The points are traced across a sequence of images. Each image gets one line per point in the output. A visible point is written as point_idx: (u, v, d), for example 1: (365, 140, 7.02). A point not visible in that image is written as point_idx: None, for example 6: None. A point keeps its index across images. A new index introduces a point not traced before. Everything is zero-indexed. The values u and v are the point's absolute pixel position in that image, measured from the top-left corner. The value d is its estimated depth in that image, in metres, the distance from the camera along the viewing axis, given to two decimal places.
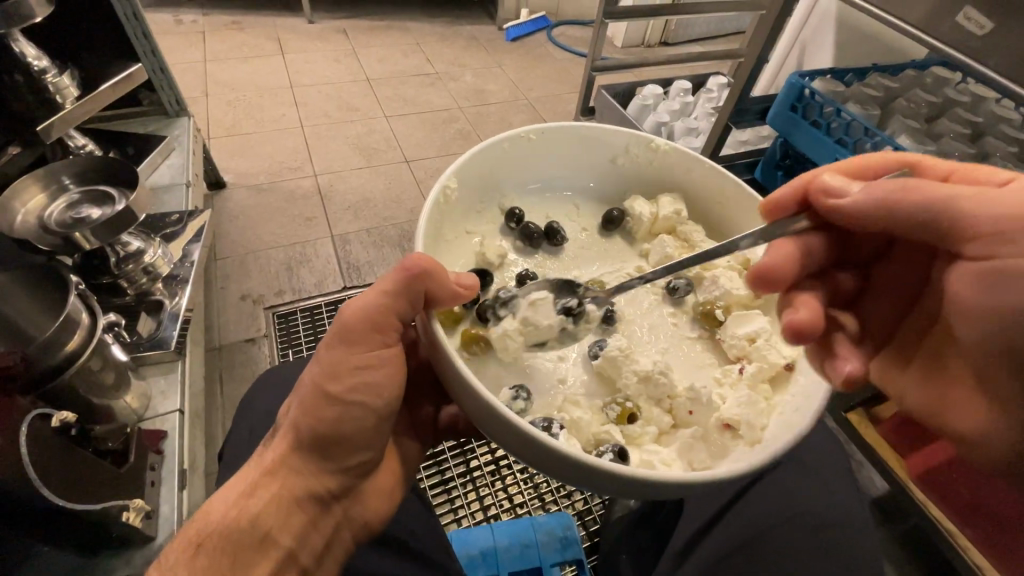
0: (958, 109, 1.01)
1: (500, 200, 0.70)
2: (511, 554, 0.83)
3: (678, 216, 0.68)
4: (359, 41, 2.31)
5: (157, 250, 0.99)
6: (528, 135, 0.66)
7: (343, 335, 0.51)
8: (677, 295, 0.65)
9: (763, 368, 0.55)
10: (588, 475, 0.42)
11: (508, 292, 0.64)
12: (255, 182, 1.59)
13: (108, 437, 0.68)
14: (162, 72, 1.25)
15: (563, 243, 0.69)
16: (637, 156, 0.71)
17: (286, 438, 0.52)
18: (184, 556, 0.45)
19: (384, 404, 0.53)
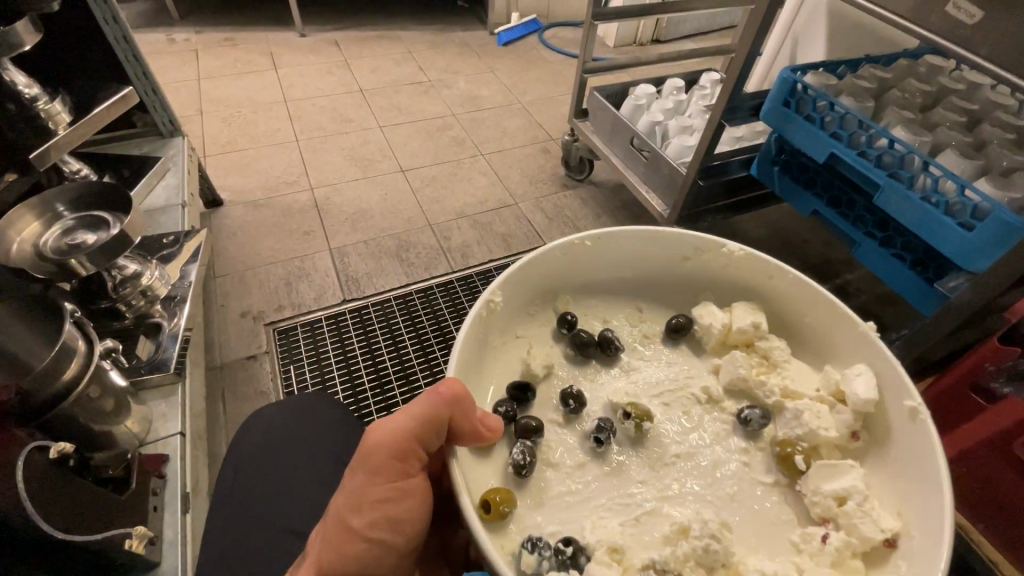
0: (953, 97, 1.00)
1: (558, 306, 0.83)
2: None
3: (756, 330, 0.75)
4: (351, 52, 2.31)
5: (154, 272, 0.99)
6: (586, 244, 0.79)
7: (365, 466, 0.51)
8: (750, 428, 0.69)
9: (856, 542, 0.56)
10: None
11: (557, 411, 0.73)
12: (252, 198, 1.59)
13: (107, 465, 0.71)
14: (154, 93, 1.25)
15: (615, 354, 0.78)
16: (707, 259, 0.81)
17: (310, 571, 0.50)
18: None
19: (403, 540, 0.53)
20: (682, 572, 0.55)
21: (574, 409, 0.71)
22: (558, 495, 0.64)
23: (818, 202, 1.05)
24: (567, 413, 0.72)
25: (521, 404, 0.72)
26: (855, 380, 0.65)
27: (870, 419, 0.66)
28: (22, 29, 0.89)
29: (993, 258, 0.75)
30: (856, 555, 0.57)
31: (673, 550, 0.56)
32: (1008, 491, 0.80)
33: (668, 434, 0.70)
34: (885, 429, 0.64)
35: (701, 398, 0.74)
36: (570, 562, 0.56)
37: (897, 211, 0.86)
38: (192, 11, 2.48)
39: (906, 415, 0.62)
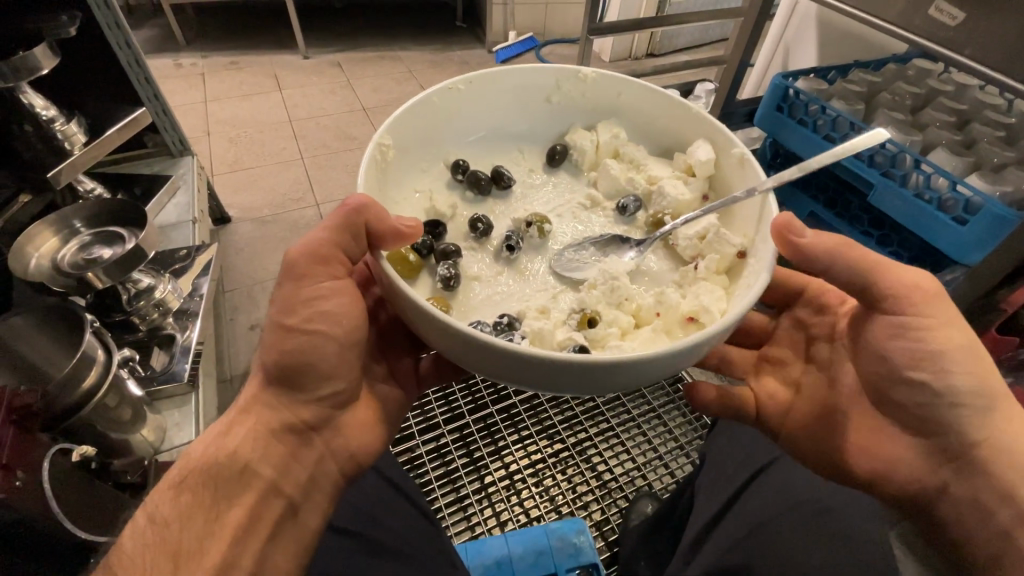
0: (942, 98, 1.02)
1: (444, 154, 0.69)
2: (525, 563, 0.85)
3: (618, 139, 0.69)
4: (353, 72, 2.37)
5: (168, 285, 1.01)
6: (456, 86, 0.65)
7: (291, 274, 0.54)
8: (628, 214, 0.66)
9: (715, 260, 0.57)
10: (560, 375, 0.44)
11: (464, 238, 0.66)
12: (260, 214, 1.62)
13: (126, 471, 0.75)
14: (165, 114, 1.29)
15: (511, 184, 0.69)
16: (569, 89, 0.70)
17: (257, 378, 0.57)
18: (168, 493, 0.52)
19: (342, 333, 0.56)
20: (598, 309, 0.57)
21: (484, 231, 0.64)
22: (486, 297, 0.61)
23: (814, 204, 1.07)
24: (475, 239, 0.65)
25: (438, 242, 0.65)
26: (697, 151, 0.63)
27: (715, 179, 0.65)
28: (40, 54, 0.92)
29: (988, 250, 0.77)
30: (724, 272, 0.58)
31: (586, 293, 0.57)
32: None
33: (557, 237, 0.65)
34: (724, 181, 0.63)
35: (585, 204, 0.69)
36: (507, 328, 0.56)
37: (891, 209, 0.88)
38: (198, 37, 2.55)
39: (737, 161, 0.61)
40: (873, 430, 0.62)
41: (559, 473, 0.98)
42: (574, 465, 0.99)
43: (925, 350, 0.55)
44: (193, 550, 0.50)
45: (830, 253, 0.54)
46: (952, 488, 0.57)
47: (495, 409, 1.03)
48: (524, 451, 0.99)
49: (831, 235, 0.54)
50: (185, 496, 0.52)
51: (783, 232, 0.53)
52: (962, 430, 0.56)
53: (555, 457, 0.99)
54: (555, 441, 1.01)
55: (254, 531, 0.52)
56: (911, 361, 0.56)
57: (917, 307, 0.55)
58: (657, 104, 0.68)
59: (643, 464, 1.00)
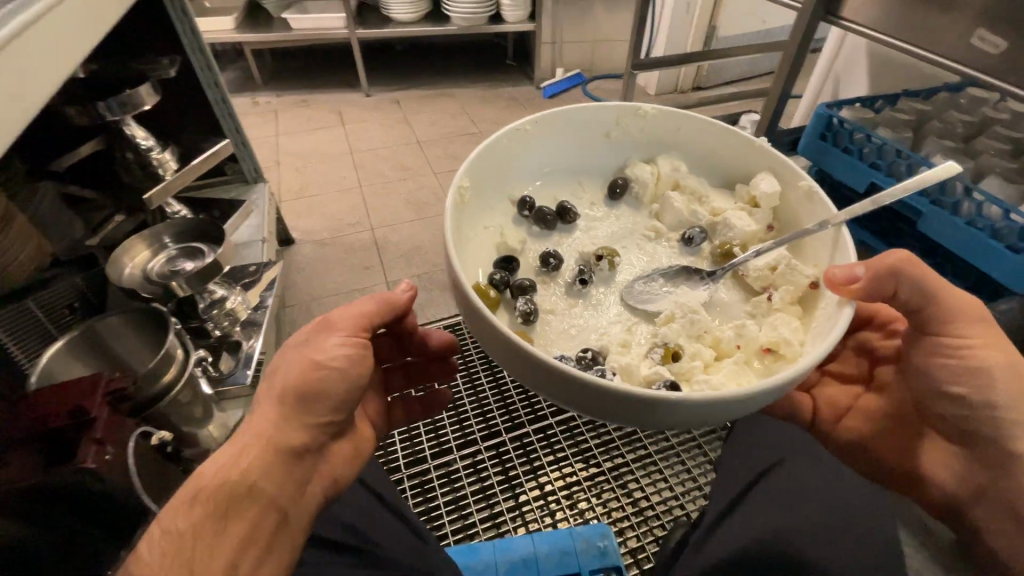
0: (996, 126, 1.00)
1: (507, 190, 0.71)
2: (552, 562, 0.84)
3: (677, 170, 0.71)
4: (410, 108, 2.54)
5: (237, 297, 1.12)
6: (526, 127, 0.66)
7: (323, 326, 0.58)
8: (694, 245, 0.68)
9: (788, 291, 0.58)
10: (641, 410, 0.44)
11: (535, 271, 0.68)
12: (320, 237, 1.75)
13: (194, 459, 0.83)
14: (245, 146, 1.44)
15: (576, 219, 0.72)
16: (628, 126, 0.71)
17: (272, 405, 0.55)
18: (182, 508, 0.49)
19: (360, 372, 0.57)
20: (680, 343, 0.57)
21: (557, 265, 0.67)
22: (560, 330, 0.62)
23: (866, 232, 1.06)
24: (547, 273, 0.67)
25: (512, 275, 0.68)
26: (761, 183, 0.64)
27: (778, 210, 0.66)
28: (144, 92, 1.07)
29: None
30: (796, 303, 0.59)
31: (668, 327, 0.57)
32: None
33: (625, 271, 0.66)
34: (790, 212, 0.65)
35: (649, 235, 0.71)
36: (591, 362, 0.56)
37: (943, 236, 0.86)
38: (274, 78, 2.81)
39: (803, 194, 0.62)
40: (937, 450, 0.69)
41: (593, 496, 0.96)
42: (608, 489, 0.97)
43: (964, 368, 0.59)
44: (203, 554, 0.47)
45: (887, 278, 0.53)
46: (990, 492, 0.63)
47: (532, 429, 1.03)
48: (559, 472, 0.99)
49: (900, 252, 0.53)
50: (198, 513, 0.49)
51: (838, 281, 0.53)
52: (1004, 445, 0.60)
53: (591, 480, 0.97)
54: (591, 464, 1.00)
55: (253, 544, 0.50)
56: (960, 380, 0.60)
57: (957, 329, 0.58)
58: (721, 139, 0.68)
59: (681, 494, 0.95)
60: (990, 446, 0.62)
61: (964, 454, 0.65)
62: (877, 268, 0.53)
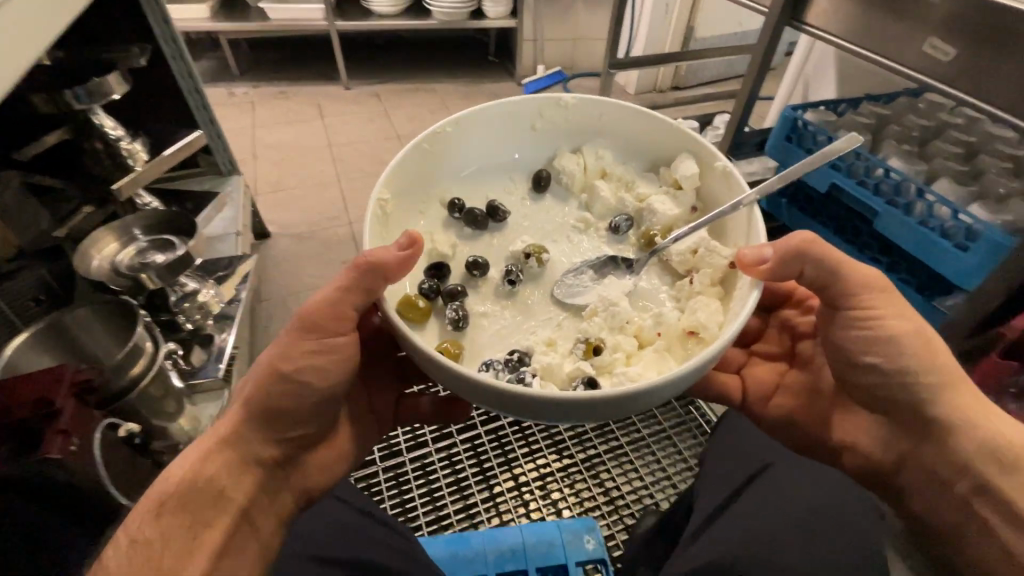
0: (950, 131, 1.05)
1: (437, 194, 0.69)
2: (538, 550, 0.87)
3: (602, 159, 0.70)
4: (391, 102, 2.52)
5: (210, 290, 1.10)
6: (446, 128, 0.64)
7: (303, 324, 0.58)
8: (620, 233, 0.67)
9: (708, 274, 0.57)
10: (566, 410, 0.45)
11: (464, 277, 0.65)
12: (297, 230, 1.74)
13: (163, 453, 0.83)
14: (218, 138, 1.43)
15: (506, 217, 0.69)
16: (552, 117, 0.70)
17: (235, 414, 0.59)
18: (149, 515, 0.53)
19: (325, 384, 0.60)
20: (602, 336, 0.57)
21: (482, 272, 0.64)
22: (496, 331, 0.61)
23: (825, 231, 1.08)
24: (475, 277, 0.65)
25: (443, 282, 0.64)
26: (681, 165, 0.64)
27: (701, 190, 0.65)
28: (115, 80, 1.05)
29: (982, 277, 0.79)
30: (718, 284, 0.57)
31: (589, 322, 0.58)
32: None
33: (556, 262, 0.65)
34: (711, 193, 0.64)
35: (579, 227, 0.69)
36: (519, 364, 0.56)
37: (896, 235, 0.90)
38: (252, 69, 2.77)
39: (720, 174, 0.62)
40: (858, 416, 0.66)
41: (565, 486, 0.99)
42: (581, 479, 0.99)
43: (873, 336, 0.58)
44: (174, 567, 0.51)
45: (791, 260, 0.54)
46: (911, 457, 0.61)
47: (506, 421, 1.05)
48: (533, 464, 1.01)
49: (800, 234, 0.54)
50: (164, 521, 0.53)
51: (753, 264, 0.52)
52: (924, 407, 0.57)
53: (562, 470, 1.00)
54: (564, 455, 1.02)
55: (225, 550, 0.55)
56: (871, 348, 0.59)
57: (860, 299, 0.58)
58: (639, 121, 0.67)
59: (653, 484, 0.98)
60: (892, 404, 0.60)
61: (882, 415, 0.63)
62: (781, 252, 0.53)
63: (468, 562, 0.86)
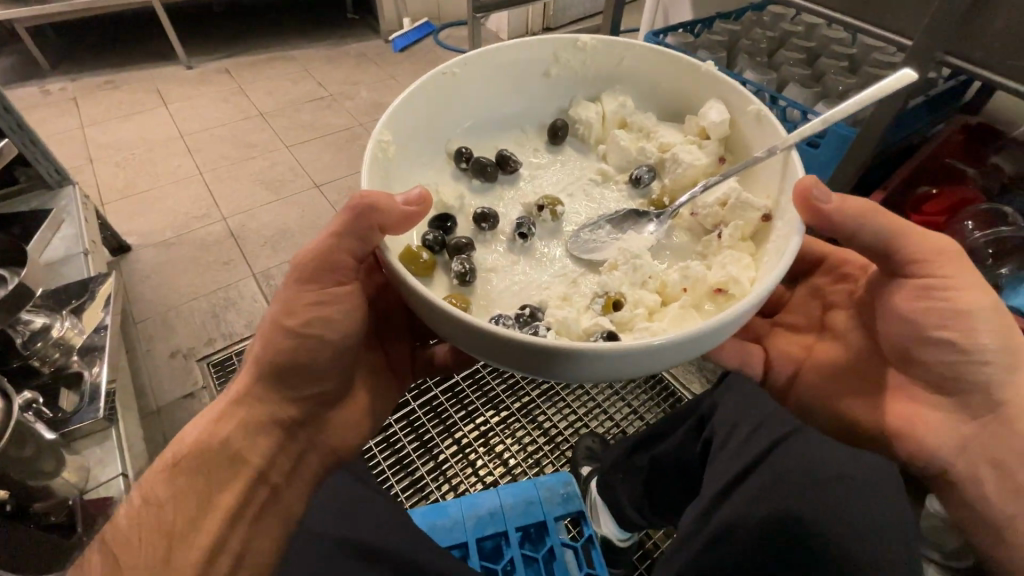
0: (793, 39, 1.13)
1: (446, 143, 0.66)
2: (516, 511, 0.94)
3: (624, 107, 0.68)
4: (245, 78, 2.26)
5: (65, 322, 0.95)
6: (453, 72, 0.62)
7: (300, 276, 0.54)
8: (642, 185, 0.63)
9: (739, 226, 0.55)
10: (548, 359, 0.43)
11: (472, 232, 0.62)
12: (163, 237, 1.55)
13: (49, 513, 0.73)
14: (35, 144, 1.19)
15: (518, 169, 0.66)
16: (568, 62, 0.68)
17: (249, 371, 0.56)
18: (162, 477, 0.53)
19: (338, 337, 0.56)
20: (623, 291, 0.55)
21: (491, 226, 0.61)
22: (504, 288, 0.58)
23: None
24: (484, 232, 0.62)
25: (447, 237, 0.61)
26: (711, 113, 0.62)
27: (730, 139, 0.63)
28: None
29: (830, 171, 0.88)
30: (747, 238, 0.55)
31: (611, 275, 0.55)
32: None
33: (573, 215, 0.63)
34: (742, 140, 0.62)
35: (595, 180, 0.66)
36: (531, 319, 0.54)
37: None
38: (64, 59, 2.34)
39: (753, 119, 0.60)
40: (901, 396, 0.63)
41: (508, 438, 1.08)
42: (521, 427, 1.09)
43: (952, 310, 0.56)
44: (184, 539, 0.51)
45: (851, 215, 0.53)
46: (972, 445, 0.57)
47: (439, 391, 1.12)
48: (473, 424, 1.09)
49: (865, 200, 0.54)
50: (178, 483, 0.52)
51: (807, 200, 0.50)
52: (989, 391, 0.56)
53: (502, 422, 1.09)
54: (501, 408, 1.11)
55: (240, 517, 0.54)
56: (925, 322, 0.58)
57: (940, 269, 0.56)
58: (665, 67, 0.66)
59: (584, 414, 1.11)
60: (977, 393, 0.57)
61: (950, 403, 0.59)
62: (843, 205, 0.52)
63: (449, 531, 0.91)
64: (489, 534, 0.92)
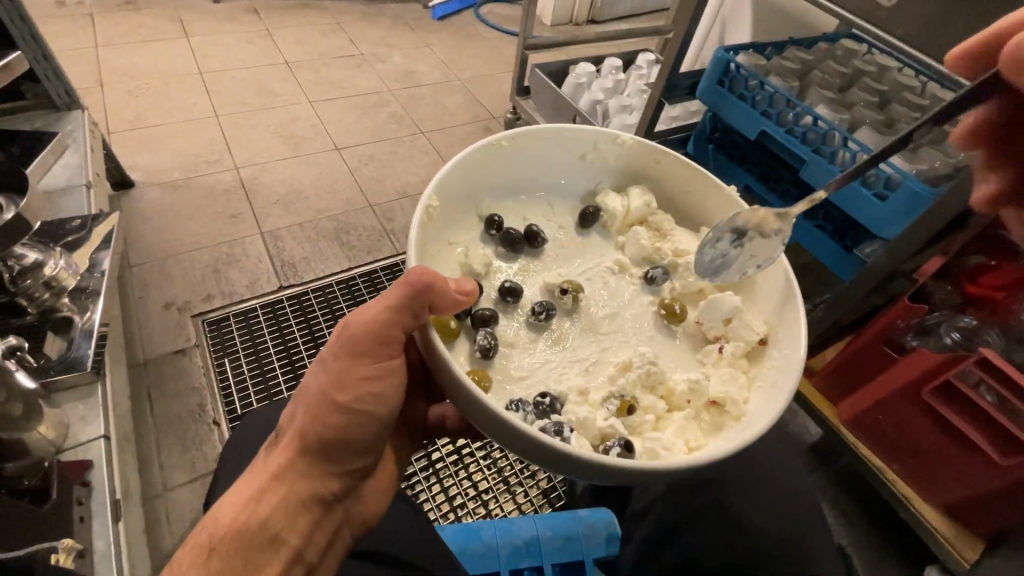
0: (866, 79, 1.08)
1: (478, 206, 0.68)
2: (554, 545, 0.82)
3: (648, 207, 0.69)
4: (273, 21, 2.15)
5: (59, 261, 0.87)
6: (501, 142, 0.63)
7: (348, 347, 0.51)
8: (655, 284, 0.66)
9: (739, 346, 0.58)
10: (576, 465, 0.44)
11: (493, 303, 0.63)
12: (169, 178, 1.46)
13: (22, 476, 0.65)
14: (47, 60, 1.09)
15: (543, 245, 0.68)
16: (604, 153, 0.70)
17: (291, 445, 0.51)
18: (196, 558, 0.45)
19: (384, 413, 0.54)
20: (635, 395, 0.56)
21: (513, 300, 0.63)
22: (524, 364, 0.59)
23: (750, 177, 1.11)
24: (506, 304, 0.63)
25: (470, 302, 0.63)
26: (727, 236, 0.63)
27: None
28: None
29: (902, 226, 0.82)
30: (743, 357, 0.59)
31: (624, 378, 0.57)
32: (919, 436, 0.87)
33: (588, 302, 0.64)
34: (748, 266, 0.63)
35: (612, 269, 0.68)
36: (549, 409, 0.54)
37: (822, 184, 0.92)
38: None
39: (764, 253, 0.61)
40: None
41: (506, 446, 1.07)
42: None
43: None
44: None
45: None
46: None
47: None
48: None
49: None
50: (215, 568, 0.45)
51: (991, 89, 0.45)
52: None
53: None
54: None
55: None
56: None
57: None
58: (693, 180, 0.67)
59: None
60: None
61: None
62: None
63: (480, 557, 0.80)
64: (524, 567, 0.81)
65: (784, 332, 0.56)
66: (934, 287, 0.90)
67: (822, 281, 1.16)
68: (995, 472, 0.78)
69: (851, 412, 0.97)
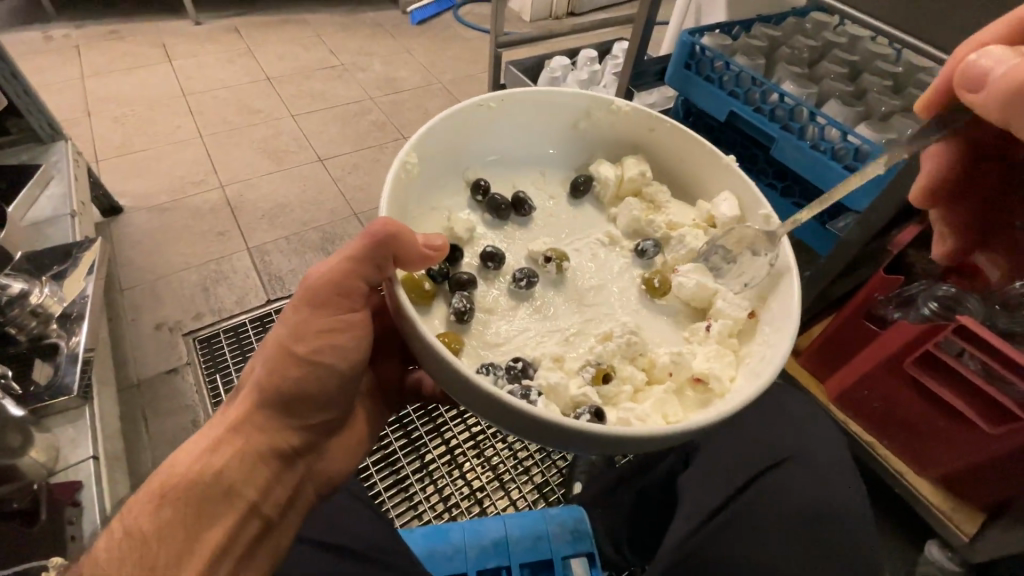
0: (836, 51, 1.06)
1: (465, 171, 0.69)
2: (522, 545, 0.83)
3: (643, 176, 0.68)
4: (254, 39, 2.17)
5: (44, 289, 0.89)
6: (489, 106, 0.64)
7: (310, 300, 0.52)
8: (646, 257, 0.65)
9: (728, 324, 0.57)
10: (548, 430, 0.44)
11: (476, 269, 0.64)
12: (157, 201, 1.48)
13: (13, 498, 0.69)
14: (27, 94, 1.12)
15: (530, 213, 0.69)
16: (597, 120, 0.70)
17: (249, 398, 0.53)
18: (149, 506, 0.48)
19: (346, 365, 0.55)
20: (613, 364, 0.56)
21: (496, 268, 0.63)
22: (502, 331, 0.60)
23: (725, 159, 1.09)
24: (488, 272, 0.64)
25: (451, 266, 0.63)
26: (723, 205, 0.63)
27: None
28: None
29: (870, 197, 0.81)
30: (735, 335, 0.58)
31: (604, 346, 0.56)
32: (905, 407, 0.86)
33: (573, 276, 0.64)
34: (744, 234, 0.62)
35: (603, 241, 0.68)
36: (521, 374, 0.54)
37: (790, 160, 0.92)
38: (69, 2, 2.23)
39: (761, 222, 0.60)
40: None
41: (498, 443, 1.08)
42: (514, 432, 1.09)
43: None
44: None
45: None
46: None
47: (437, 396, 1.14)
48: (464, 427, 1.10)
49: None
50: (166, 516, 0.47)
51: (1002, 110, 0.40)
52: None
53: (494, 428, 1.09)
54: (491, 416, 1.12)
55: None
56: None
57: None
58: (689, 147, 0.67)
59: None
60: None
61: None
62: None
63: (447, 559, 0.81)
64: (493, 567, 0.82)
65: (776, 301, 0.56)
66: (915, 255, 0.88)
67: (805, 258, 1.15)
68: (985, 441, 0.77)
69: (839, 392, 0.96)
